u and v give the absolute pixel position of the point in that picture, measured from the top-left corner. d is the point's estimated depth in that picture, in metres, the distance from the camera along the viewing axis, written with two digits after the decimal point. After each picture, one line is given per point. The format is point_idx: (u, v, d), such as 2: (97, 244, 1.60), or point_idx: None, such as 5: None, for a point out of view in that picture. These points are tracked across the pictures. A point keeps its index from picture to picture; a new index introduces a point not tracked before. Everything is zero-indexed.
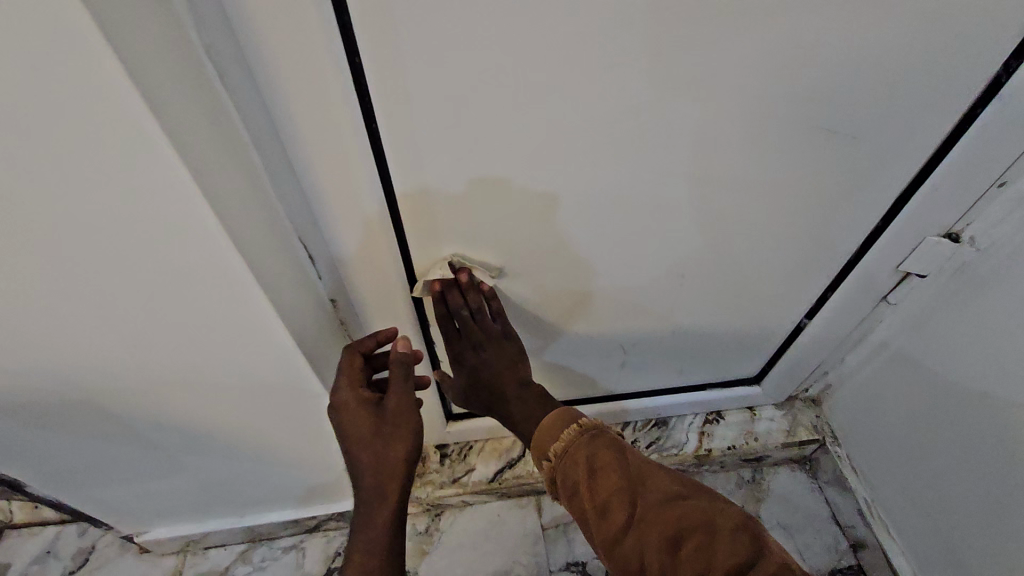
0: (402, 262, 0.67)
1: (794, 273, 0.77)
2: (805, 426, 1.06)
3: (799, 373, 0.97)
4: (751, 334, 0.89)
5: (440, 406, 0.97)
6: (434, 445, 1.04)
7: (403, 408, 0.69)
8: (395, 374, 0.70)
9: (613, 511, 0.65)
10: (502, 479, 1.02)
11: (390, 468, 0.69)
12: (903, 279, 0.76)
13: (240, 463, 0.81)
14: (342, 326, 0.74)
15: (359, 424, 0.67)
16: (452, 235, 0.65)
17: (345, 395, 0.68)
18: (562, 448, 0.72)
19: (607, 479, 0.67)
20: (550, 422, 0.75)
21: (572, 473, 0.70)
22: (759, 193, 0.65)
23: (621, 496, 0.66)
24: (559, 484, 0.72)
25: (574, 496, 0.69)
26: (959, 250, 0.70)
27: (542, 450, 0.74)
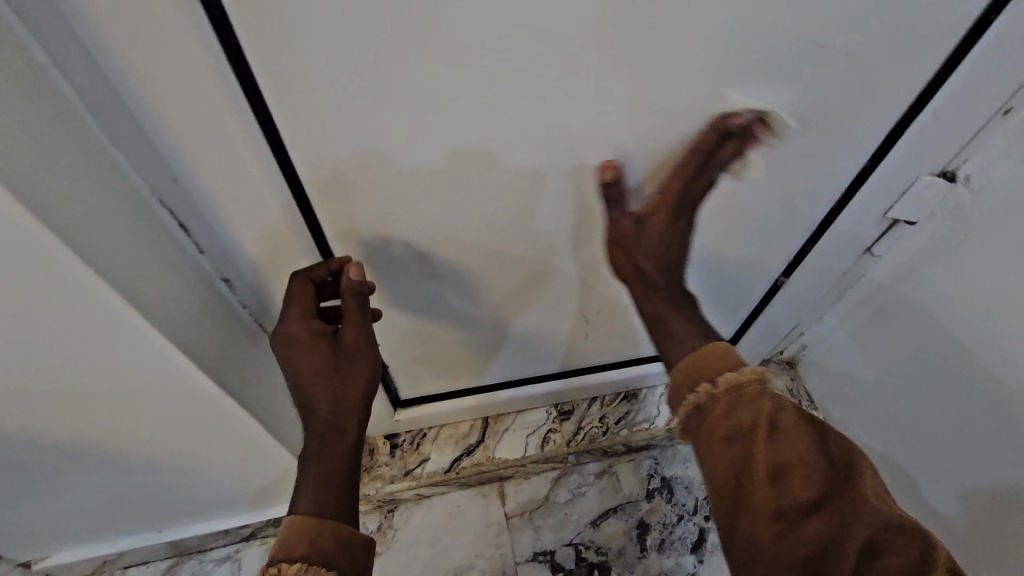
0: (306, 224, 0.56)
1: (769, 229, 0.68)
2: (780, 390, 1.00)
3: (774, 335, 0.90)
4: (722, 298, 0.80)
5: (384, 394, 0.86)
6: (382, 436, 0.95)
7: (363, 342, 0.60)
8: (350, 304, 0.59)
9: (796, 484, 0.47)
10: (459, 468, 0.93)
11: (348, 405, 0.59)
12: (892, 227, 0.68)
13: (142, 478, 0.69)
14: (243, 310, 0.61)
15: (311, 361, 0.58)
16: (370, 191, 0.54)
17: (295, 327, 0.58)
18: (735, 380, 0.53)
19: (795, 444, 0.49)
20: (722, 349, 0.56)
21: (739, 414, 0.52)
22: (731, 132, 0.55)
23: (812, 472, 0.48)
24: (711, 422, 0.53)
25: (737, 446, 0.51)
26: (952, 191, 0.62)
27: (693, 377, 0.56)
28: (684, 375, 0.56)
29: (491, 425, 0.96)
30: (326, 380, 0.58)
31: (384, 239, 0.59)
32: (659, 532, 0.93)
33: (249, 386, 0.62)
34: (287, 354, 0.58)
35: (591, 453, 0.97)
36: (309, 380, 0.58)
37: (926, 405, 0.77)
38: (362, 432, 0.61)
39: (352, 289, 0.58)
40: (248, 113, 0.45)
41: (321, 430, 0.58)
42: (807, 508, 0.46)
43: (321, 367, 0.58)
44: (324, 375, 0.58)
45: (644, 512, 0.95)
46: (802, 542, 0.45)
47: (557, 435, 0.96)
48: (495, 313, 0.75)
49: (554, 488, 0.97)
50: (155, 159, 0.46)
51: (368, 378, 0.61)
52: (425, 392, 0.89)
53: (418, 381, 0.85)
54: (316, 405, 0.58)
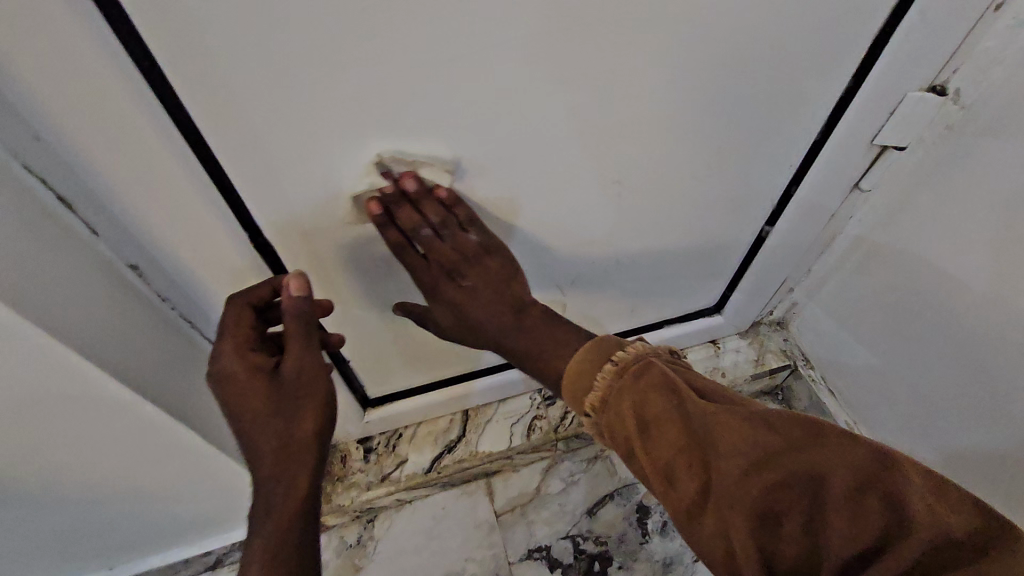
0: (222, 198, 0.47)
1: (748, 172, 0.63)
2: (773, 353, 0.95)
3: (762, 293, 0.85)
4: (704, 255, 0.75)
5: (351, 393, 0.79)
6: (355, 441, 0.87)
7: (309, 370, 0.51)
8: (292, 327, 0.51)
9: (684, 480, 0.43)
10: (441, 467, 0.86)
11: (293, 453, 0.50)
12: (880, 155, 0.63)
13: (73, 513, 0.60)
14: (158, 300, 0.53)
15: (247, 399, 0.49)
16: (293, 152, 0.46)
17: (228, 362, 0.50)
18: (600, 398, 0.49)
19: (667, 434, 0.45)
20: (576, 364, 0.51)
21: (620, 430, 0.47)
22: (698, 56, 0.49)
23: (692, 458, 0.43)
24: (609, 447, 0.49)
25: (635, 462, 0.47)
26: (942, 109, 0.58)
27: (574, 404, 0.52)
28: (572, 405, 0.52)
29: (472, 418, 0.89)
30: (266, 422, 0.49)
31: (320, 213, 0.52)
32: (661, 514, 0.87)
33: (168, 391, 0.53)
34: (221, 396, 0.50)
35: (581, 437, 0.90)
36: (247, 424, 0.49)
37: (925, 351, 0.72)
38: (314, 481, 0.51)
39: (291, 308, 0.51)
40: (124, 54, 0.37)
41: (266, 483, 0.49)
42: (700, 502, 0.43)
43: (260, 408, 0.49)
44: (264, 415, 0.49)
45: (642, 495, 0.89)
46: (711, 540, 0.43)
47: (543, 422, 0.89)
48: None
49: (545, 479, 0.90)
50: (10, 119, 0.38)
51: (317, 417, 0.52)
52: (397, 387, 0.82)
53: (387, 376, 0.78)
54: (257, 455, 0.49)
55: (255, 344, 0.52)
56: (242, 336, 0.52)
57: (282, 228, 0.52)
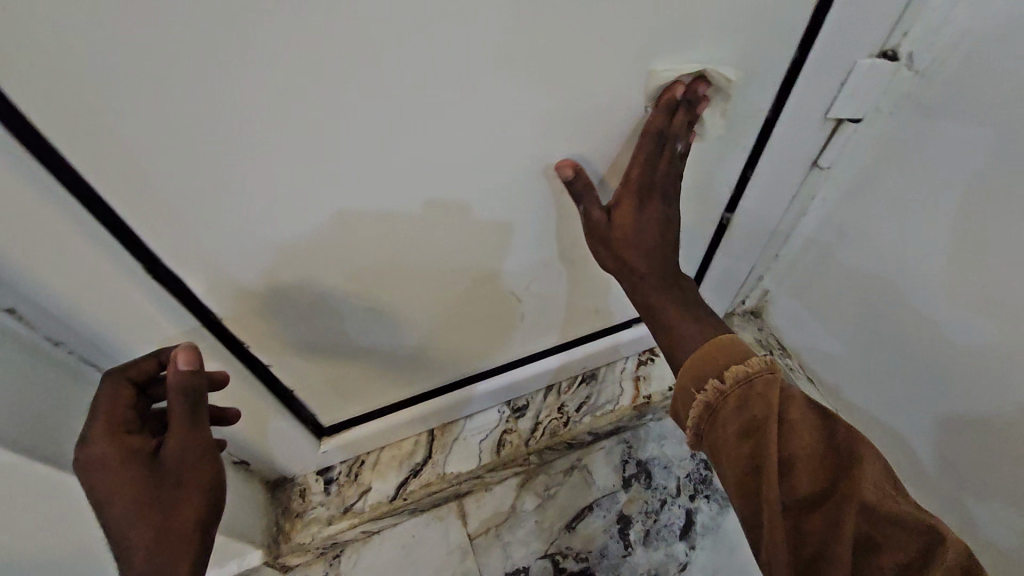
0: (100, 225, 0.42)
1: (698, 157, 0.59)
2: (749, 343, 0.91)
3: (731, 283, 0.81)
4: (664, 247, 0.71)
5: (302, 425, 0.73)
6: (314, 472, 0.81)
7: (190, 453, 0.49)
8: (176, 404, 0.48)
9: (801, 472, 0.45)
10: (407, 494, 0.81)
11: (170, 546, 0.47)
12: (835, 130, 0.59)
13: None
14: (45, 342, 0.47)
15: (121, 488, 0.47)
16: (180, 163, 0.41)
17: (99, 449, 0.47)
18: (743, 375, 0.49)
19: (801, 436, 0.46)
20: (728, 342, 0.52)
21: (753, 408, 0.47)
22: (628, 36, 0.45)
23: (814, 460, 0.45)
24: (722, 421, 0.49)
25: (750, 439, 0.47)
26: (895, 75, 0.54)
27: (702, 374, 0.51)
28: (693, 377, 0.52)
29: (438, 438, 0.84)
30: (142, 514, 0.46)
31: (227, 231, 0.46)
32: (643, 523, 0.83)
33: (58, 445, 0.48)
34: (90, 487, 0.47)
35: (555, 448, 0.86)
36: (120, 517, 0.46)
37: (900, 333, 0.68)
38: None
39: (181, 385, 0.47)
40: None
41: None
42: (810, 496, 0.44)
43: (135, 498, 0.47)
44: (140, 504, 0.47)
45: (623, 504, 0.84)
46: (808, 527, 0.44)
47: (514, 436, 0.84)
48: (407, 309, 0.63)
49: (520, 495, 0.85)
50: None
51: (201, 503, 0.49)
52: (352, 414, 0.76)
53: (339, 402, 0.73)
54: (130, 549, 0.46)
55: (133, 426, 0.50)
56: (118, 418, 0.49)
57: (182, 253, 0.47)
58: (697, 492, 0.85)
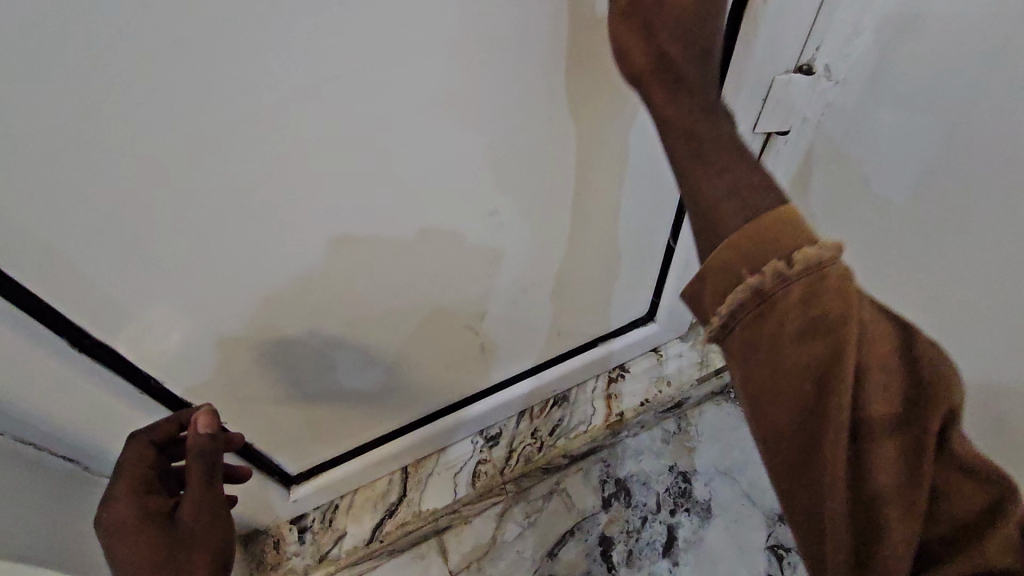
0: (31, 316, 0.42)
1: (632, 178, 0.60)
2: (716, 351, 0.91)
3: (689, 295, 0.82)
4: (613, 263, 0.71)
5: (269, 476, 0.71)
6: (287, 522, 0.79)
7: (206, 514, 0.47)
8: (195, 466, 0.48)
9: (876, 401, 0.34)
10: (384, 535, 0.79)
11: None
12: (766, 143, 0.60)
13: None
14: (35, 451, 0.50)
15: (135, 550, 0.45)
16: (95, 238, 0.40)
17: (119, 508, 0.47)
18: (814, 261, 0.34)
19: (874, 339, 0.35)
20: (788, 218, 0.35)
21: (825, 305, 0.34)
22: (550, 82, 0.46)
23: (893, 384, 0.34)
24: (778, 323, 0.35)
25: (811, 351, 0.34)
26: (816, 88, 0.55)
27: (761, 249, 0.35)
28: (742, 261, 0.35)
29: (411, 475, 0.83)
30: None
31: (162, 301, 0.47)
32: (625, 543, 0.82)
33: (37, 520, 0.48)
34: (108, 548, 0.46)
35: (530, 475, 0.85)
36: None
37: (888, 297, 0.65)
38: None
39: (197, 448, 0.48)
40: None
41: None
42: (885, 431, 0.34)
43: (150, 561, 0.45)
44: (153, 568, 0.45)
45: (603, 525, 0.84)
46: (880, 468, 0.34)
47: (488, 466, 0.83)
48: (357, 353, 0.63)
49: (500, 526, 0.84)
50: None
51: (212, 569, 0.47)
52: (318, 460, 0.75)
53: (305, 450, 0.72)
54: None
55: (151, 485, 0.49)
56: (141, 477, 0.49)
57: (119, 328, 0.47)
58: (677, 507, 0.85)
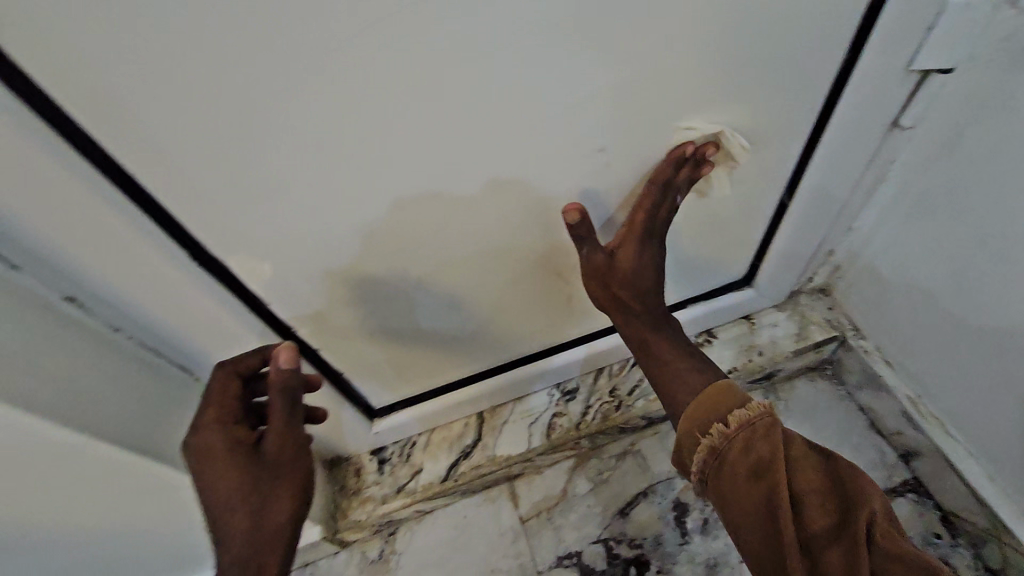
0: (156, 225, 0.42)
1: (754, 119, 0.54)
2: (817, 324, 0.84)
3: (794, 260, 0.76)
4: (718, 217, 0.66)
5: (353, 406, 0.74)
6: (367, 453, 0.83)
7: (288, 450, 0.53)
8: (279, 400, 0.52)
9: (813, 512, 0.49)
10: (459, 475, 0.81)
11: (268, 535, 0.51)
12: (920, 83, 0.54)
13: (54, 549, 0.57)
14: (152, 355, 0.52)
15: (227, 477, 0.50)
16: (219, 149, 0.40)
17: (209, 435, 0.51)
18: (746, 418, 0.53)
19: (808, 471, 0.51)
20: (718, 389, 0.57)
21: (759, 450, 0.52)
22: None
23: (825, 500, 0.49)
24: (732, 462, 0.52)
25: (763, 481, 0.50)
26: (993, 16, 0.47)
27: (706, 418, 0.56)
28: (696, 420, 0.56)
29: (486, 420, 0.84)
30: (244, 503, 0.50)
31: (275, 227, 0.47)
32: (701, 511, 0.80)
33: (130, 420, 0.49)
34: (197, 472, 0.50)
35: (606, 433, 0.84)
36: (223, 503, 0.50)
37: None
38: (285, 563, 0.52)
39: (279, 384, 0.51)
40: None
41: (231, 568, 0.50)
42: (819, 534, 0.48)
43: (239, 485, 0.51)
44: (242, 494, 0.51)
45: (679, 491, 0.81)
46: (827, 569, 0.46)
47: (563, 419, 0.83)
48: (448, 297, 0.63)
49: (571, 480, 0.84)
50: None
51: (293, 497, 0.53)
52: (402, 396, 0.77)
53: (390, 384, 0.74)
54: (229, 536, 0.50)
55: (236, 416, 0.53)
56: (225, 408, 0.52)
57: (233, 249, 0.47)
58: None
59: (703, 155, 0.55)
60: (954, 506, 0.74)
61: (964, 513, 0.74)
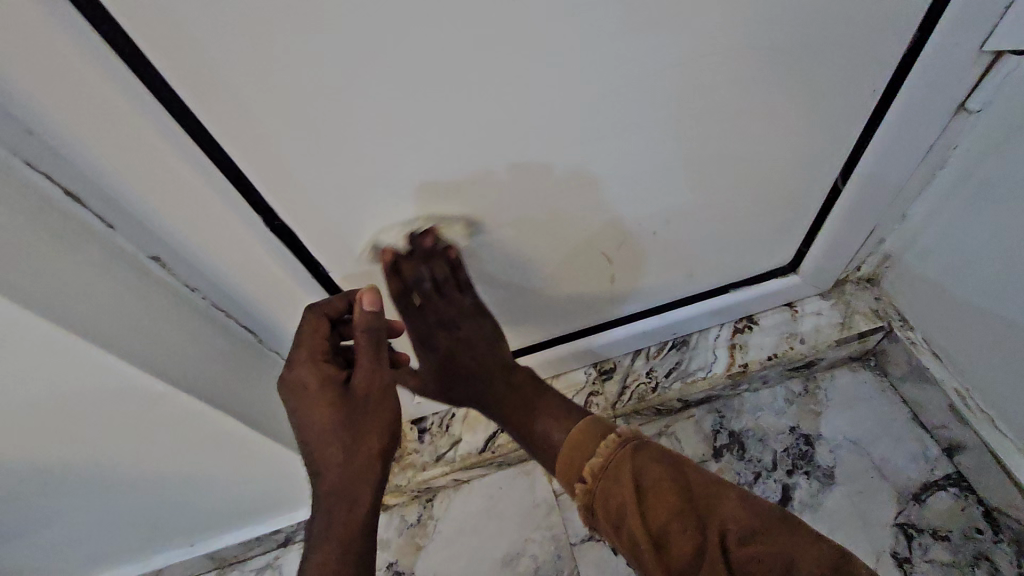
0: (239, 194, 0.45)
1: (815, 101, 0.54)
2: (862, 314, 0.83)
3: (843, 247, 0.75)
4: (769, 201, 0.66)
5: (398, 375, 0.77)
6: (409, 422, 0.86)
7: (378, 385, 0.54)
8: (364, 339, 0.53)
9: (679, 541, 0.47)
10: (496, 447, 0.83)
11: (360, 465, 0.53)
12: (994, 63, 0.53)
13: (127, 491, 0.62)
14: (219, 313, 0.54)
15: (323, 408, 0.52)
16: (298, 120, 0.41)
17: (303, 371, 0.53)
18: (598, 468, 0.53)
19: (665, 498, 0.49)
20: (574, 437, 0.56)
21: (615, 494, 0.51)
22: None
23: (688, 523, 0.48)
24: (597, 513, 0.52)
25: (625, 528, 0.50)
26: None
27: (572, 473, 0.55)
28: (566, 478, 0.55)
29: None
30: (339, 434, 0.52)
31: (347, 200, 0.49)
32: None
33: (197, 373, 0.52)
34: (296, 405, 0.53)
35: (641, 414, 0.85)
36: (321, 434, 0.52)
37: None
38: (377, 494, 0.54)
39: (364, 323, 0.53)
40: (91, 33, 0.33)
41: (328, 497, 0.52)
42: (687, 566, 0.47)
43: (333, 419, 0.52)
44: (336, 426, 0.52)
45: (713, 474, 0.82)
46: None
47: (600, 398, 0.84)
48: (494, 271, 0.64)
49: None
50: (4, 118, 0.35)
51: (384, 431, 0.55)
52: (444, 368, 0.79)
53: None
54: (325, 466, 0.52)
55: (327, 356, 0.55)
56: (317, 347, 0.55)
57: (306, 220, 0.49)
58: (795, 468, 0.81)
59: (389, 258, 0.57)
60: (998, 501, 0.73)
61: (1009, 510, 0.72)
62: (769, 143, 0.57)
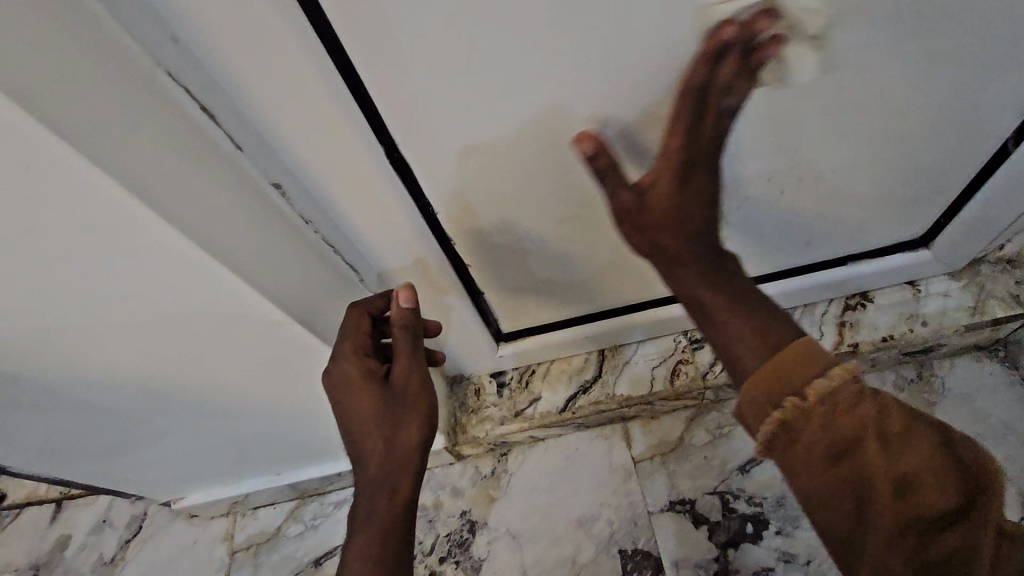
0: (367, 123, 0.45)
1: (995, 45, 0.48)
2: (999, 299, 0.74)
3: (993, 224, 0.66)
4: (914, 162, 0.59)
5: (486, 327, 0.76)
6: (487, 375, 0.85)
7: (416, 381, 0.55)
8: (401, 336, 0.55)
9: (924, 495, 0.39)
10: (577, 408, 0.81)
11: (401, 455, 0.54)
12: None
13: (229, 414, 0.64)
14: (333, 253, 0.54)
15: (365, 402, 0.54)
16: (433, 30, 0.40)
17: (345, 366, 0.54)
18: (829, 392, 0.41)
19: (911, 446, 0.40)
20: (796, 351, 0.44)
21: (846, 429, 0.40)
22: None
23: (939, 477, 0.39)
24: (806, 443, 0.41)
25: (844, 469, 0.41)
26: None
27: (782, 386, 0.43)
28: (766, 390, 0.43)
29: (608, 358, 0.83)
30: (380, 426, 0.54)
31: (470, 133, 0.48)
32: None
33: (314, 308, 0.53)
34: (340, 399, 0.54)
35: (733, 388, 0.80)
36: (363, 425, 0.54)
37: None
38: (416, 486, 0.54)
39: (401, 320, 0.55)
40: None
41: (371, 484, 0.53)
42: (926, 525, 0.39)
43: (373, 412, 0.54)
44: (378, 419, 0.54)
45: None
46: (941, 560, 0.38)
47: (689, 367, 0.80)
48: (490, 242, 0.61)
49: (689, 429, 0.82)
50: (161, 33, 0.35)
51: (423, 425, 0.55)
52: (529, 323, 0.77)
53: (522, 308, 0.74)
54: (368, 456, 0.53)
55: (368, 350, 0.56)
56: (359, 342, 0.55)
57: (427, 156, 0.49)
58: None
59: (774, 42, 0.44)
60: None
61: None
62: (929, 92, 0.51)
